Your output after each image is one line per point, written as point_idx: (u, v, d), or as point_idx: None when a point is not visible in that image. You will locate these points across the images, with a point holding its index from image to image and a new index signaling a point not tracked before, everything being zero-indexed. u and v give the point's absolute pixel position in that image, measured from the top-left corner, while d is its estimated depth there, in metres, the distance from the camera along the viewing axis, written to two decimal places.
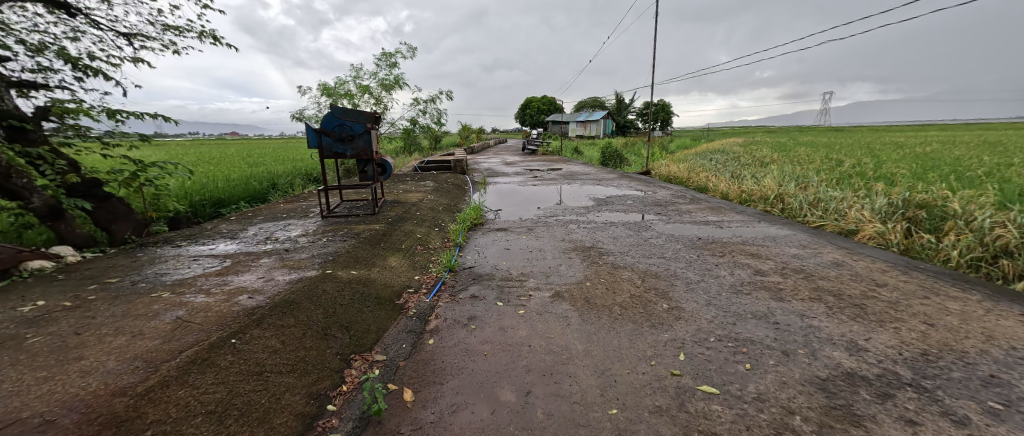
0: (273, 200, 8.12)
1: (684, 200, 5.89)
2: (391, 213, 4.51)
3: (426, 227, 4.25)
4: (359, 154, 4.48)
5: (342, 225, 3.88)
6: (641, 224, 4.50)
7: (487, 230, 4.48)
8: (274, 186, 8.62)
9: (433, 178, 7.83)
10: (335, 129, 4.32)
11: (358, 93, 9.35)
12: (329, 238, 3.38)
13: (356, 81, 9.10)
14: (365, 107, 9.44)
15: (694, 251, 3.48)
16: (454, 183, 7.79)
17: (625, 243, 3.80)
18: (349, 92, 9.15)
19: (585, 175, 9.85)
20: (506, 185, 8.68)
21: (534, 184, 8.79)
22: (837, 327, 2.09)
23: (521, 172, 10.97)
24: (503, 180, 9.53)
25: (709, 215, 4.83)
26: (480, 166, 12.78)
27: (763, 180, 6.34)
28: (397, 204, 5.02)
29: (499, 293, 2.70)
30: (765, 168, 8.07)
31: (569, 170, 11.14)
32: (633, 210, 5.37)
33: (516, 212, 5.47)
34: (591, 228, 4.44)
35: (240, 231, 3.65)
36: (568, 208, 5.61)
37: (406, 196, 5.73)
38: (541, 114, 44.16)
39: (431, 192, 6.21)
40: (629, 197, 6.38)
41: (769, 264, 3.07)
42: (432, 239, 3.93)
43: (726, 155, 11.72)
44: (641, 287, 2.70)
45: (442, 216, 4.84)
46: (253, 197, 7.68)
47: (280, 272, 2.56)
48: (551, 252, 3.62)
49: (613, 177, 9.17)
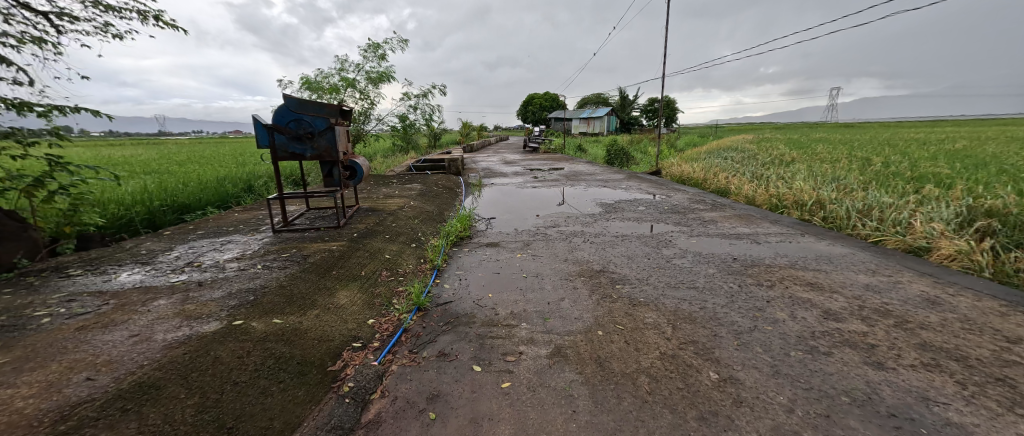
0: (246, 204, 7.42)
1: (705, 206, 5.11)
2: (360, 225, 3.78)
3: (399, 242, 3.51)
4: (322, 154, 3.76)
5: (293, 244, 3.16)
6: (659, 238, 3.74)
7: (473, 246, 3.73)
8: (248, 188, 7.92)
9: (422, 180, 7.08)
10: (290, 124, 3.59)
11: (343, 87, 8.60)
12: (265, 265, 2.65)
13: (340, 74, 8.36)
14: (350, 103, 8.69)
15: (733, 278, 2.73)
16: (445, 185, 7.04)
17: (643, 266, 3.05)
18: (333, 86, 8.41)
19: (589, 175, 9.07)
20: (503, 187, 7.92)
21: (533, 185, 8.04)
22: (995, 429, 1.33)
23: (521, 172, 10.20)
24: (500, 180, 8.78)
25: (740, 226, 4.05)
26: (476, 165, 12.02)
27: (794, 183, 5.54)
28: (371, 214, 4.28)
29: (478, 349, 1.95)
30: (790, 168, 7.25)
31: (572, 169, 10.36)
32: (647, 219, 4.62)
33: (510, 222, 4.70)
34: (599, 243, 3.69)
35: (161, 254, 2.93)
36: (571, 216, 4.84)
37: (385, 202, 5.00)
38: (543, 111, 43.28)
39: (415, 197, 5.46)
40: (640, 203, 5.61)
41: (838, 301, 2.31)
42: (404, 260, 3.19)
43: (741, 153, 10.89)
44: (674, 341, 1.95)
45: (422, 227, 4.09)
46: (222, 201, 6.99)
47: (167, 325, 1.83)
48: (550, 278, 2.87)
49: (620, 178, 8.39)
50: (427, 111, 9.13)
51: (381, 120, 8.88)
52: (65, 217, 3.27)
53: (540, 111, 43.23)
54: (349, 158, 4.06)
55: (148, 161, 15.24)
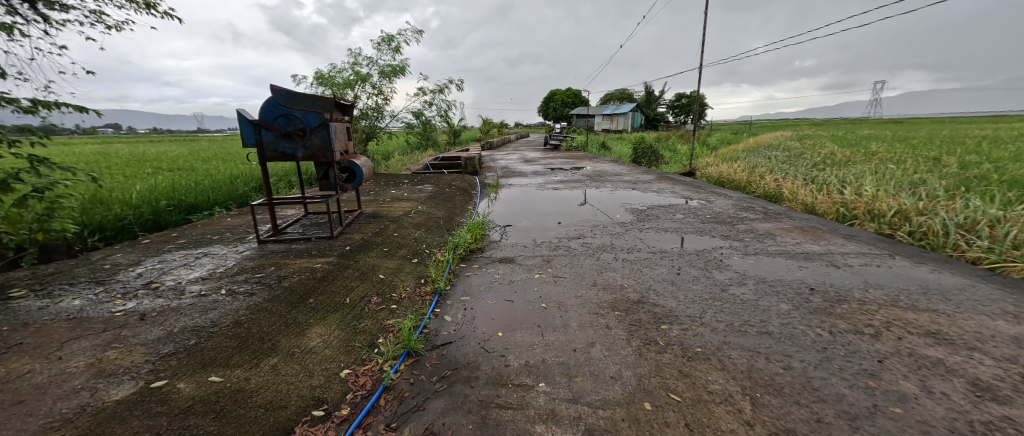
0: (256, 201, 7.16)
1: (755, 215, 4.40)
2: (357, 236, 3.31)
3: (399, 257, 3.02)
4: (315, 154, 3.30)
5: (274, 259, 2.70)
6: (706, 258, 3.12)
7: (485, 262, 3.21)
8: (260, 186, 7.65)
9: (435, 181, 6.63)
10: (278, 119, 3.15)
11: (357, 82, 8.24)
12: (230, 289, 2.19)
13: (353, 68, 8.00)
14: (363, 99, 8.32)
15: (818, 320, 2.10)
16: (459, 187, 6.56)
17: (693, 296, 2.44)
18: (345, 81, 8.06)
19: (615, 175, 8.41)
20: (522, 189, 7.38)
21: (554, 186, 7.48)
22: None
23: (541, 172, 9.62)
24: (519, 181, 8.24)
25: (805, 243, 3.36)
26: (494, 164, 11.52)
27: (860, 189, 4.76)
28: (371, 221, 3.82)
29: (480, 428, 1.41)
30: (847, 170, 6.41)
31: (595, 169, 9.72)
32: (688, 230, 3.98)
33: (529, 231, 4.15)
34: (633, 262, 3.11)
35: (123, 271, 2.53)
36: (597, 225, 4.26)
37: (391, 207, 4.54)
38: (565, 108, 42.38)
39: (425, 201, 5.00)
40: (677, 209, 4.95)
41: (985, 365, 1.66)
42: (400, 280, 2.69)
43: (784, 152, 9.94)
44: (760, 427, 1.36)
45: (428, 238, 3.59)
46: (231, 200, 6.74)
47: (66, 387, 1.37)
48: (576, 312, 2.31)
49: (649, 179, 7.71)
50: (443, 106, 8.68)
51: (395, 116, 8.49)
52: (36, 223, 2.93)
53: (562, 107, 42.34)
54: (346, 159, 3.60)
55: (175, 158, 15.48)
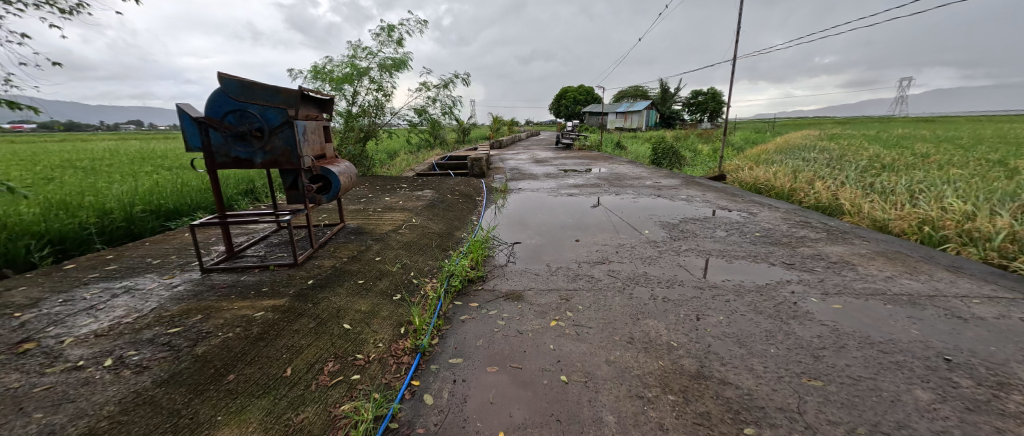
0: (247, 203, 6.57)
1: (816, 235, 3.64)
2: (329, 262, 2.65)
3: (376, 295, 2.35)
4: (278, 159, 2.65)
5: (210, 298, 2.06)
6: (775, 301, 2.39)
7: (487, 299, 2.53)
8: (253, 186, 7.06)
9: (437, 186, 5.98)
10: (229, 116, 2.50)
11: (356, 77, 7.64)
12: (121, 357, 1.54)
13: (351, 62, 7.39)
14: (362, 95, 7.72)
15: (991, 429, 1.37)
16: (463, 192, 5.90)
17: (778, 369, 1.72)
18: (343, 76, 7.46)
19: (635, 179, 7.65)
20: (534, 194, 6.69)
21: (569, 191, 6.78)
22: None
23: (554, 174, 8.92)
24: (530, 184, 7.55)
25: (901, 279, 2.61)
26: (503, 165, 10.84)
27: (942, 202, 3.95)
28: (352, 240, 3.15)
29: None
30: (909, 178, 5.56)
31: (612, 172, 8.96)
32: (737, 253, 3.25)
33: (543, 253, 3.46)
34: (679, 303, 2.39)
35: (6, 317, 1.90)
36: (624, 246, 3.55)
37: (380, 220, 3.89)
38: (577, 105, 41.46)
39: (423, 211, 4.34)
40: (716, 224, 4.21)
41: None
42: (372, 331, 2.01)
43: (822, 154, 9.06)
44: None
45: (420, 265, 2.93)
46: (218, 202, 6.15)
47: None
48: (613, 395, 1.60)
49: (675, 184, 6.94)
50: (447, 103, 8.03)
51: (397, 114, 7.87)
52: None
53: (574, 105, 41.43)
54: (320, 165, 2.95)
55: (180, 156, 15.19)
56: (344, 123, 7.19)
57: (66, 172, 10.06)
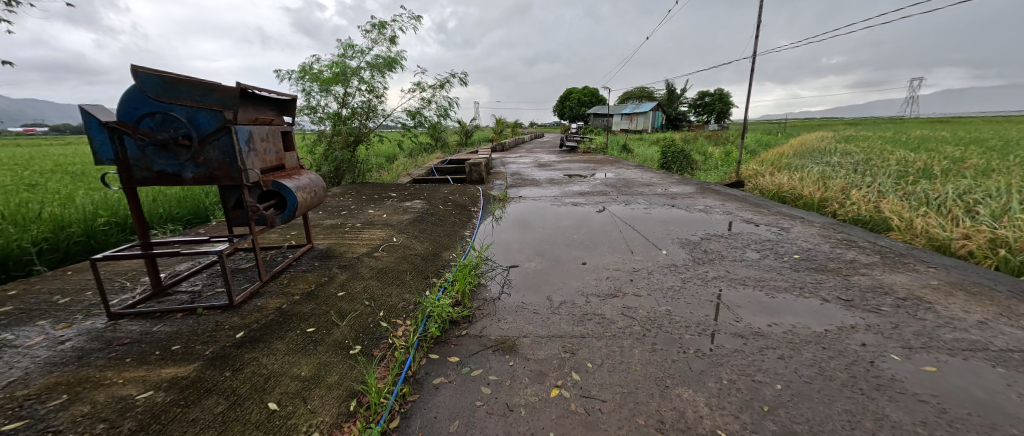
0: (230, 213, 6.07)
1: (867, 259, 3.08)
2: (276, 300, 2.13)
3: (325, 349, 1.81)
4: (213, 174, 2.14)
5: (96, 365, 1.54)
6: (843, 358, 1.84)
7: (471, 352, 1.99)
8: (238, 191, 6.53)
9: (430, 195, 5.47)
10: (147, 121, 1.99)
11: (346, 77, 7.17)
12: None
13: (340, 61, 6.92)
14: (353, 96, 7.24)
15: None
16: (458, 202, 5.38)
17: None
18: (332, 76, 6.99)
19: (645, 186, 7.09)
20: (536, 202, 6.16)
21: (574, 199, 6.25)
22: None
23: (558, 180, 8.39)
24: (532, 191, 7.03)
25: (999, 327, 2.06)
26: (504, 170, 10.32)
27: (1012, 219, 3.38)
28: (314, 267, 2.62)
29: None
30: (955, 187, 4.98)
31: (620, 177, 8.41)
32: (778, 283, 2.70)
33: (544, 280, 2.92)
34: (719, 361, 1.85)
35: None
36: (640, 272, 3.01)
37: (355, 239, 3.37)
38: (581, 107, 40.93)
39: (408, 227, 3.82)
40: (745, 242, 3.65)
41: None
42: (308, 412, 1.47)
43: (845, 159, 8.46)
44: None
45: (393, 302, 2.39)
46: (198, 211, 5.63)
47: None
48: None
49: (689, 192, 6.38)
50: (443, 105, 7.54)
51: (390, 117, 7.39)
52: None
53: (579, 107, 40.89)
54: (273, 179, 2.42)
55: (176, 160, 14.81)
56: (332, 127, 6.70)
57: (54, 176, 9.77)
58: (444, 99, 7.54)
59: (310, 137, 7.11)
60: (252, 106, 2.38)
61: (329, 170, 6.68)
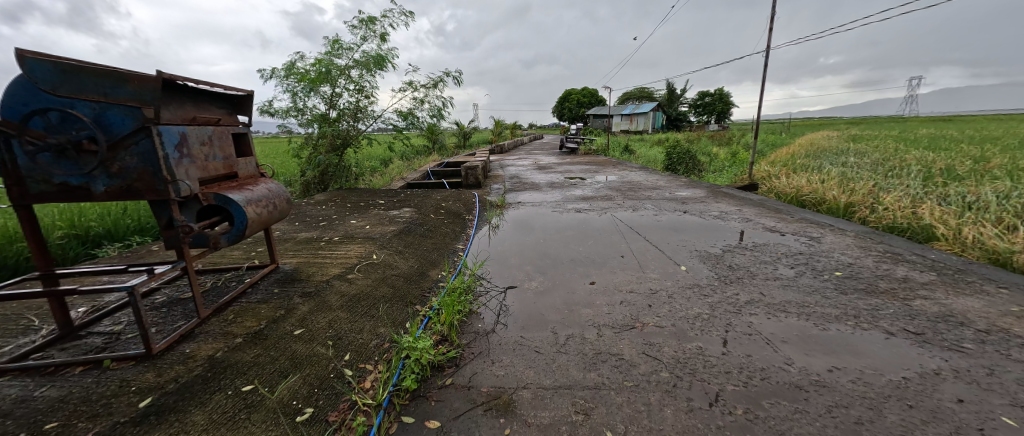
0: None
1: (923, 277, 2.65)
2: (210, 345, 1.69)
3: (261, 419, 1.38)
4: (134, 187, 1.71)
5: None
6: (941, 424, 1.41)
7: (456, 413, 1.56)
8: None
9: (420, 202, 5.03)
10: (42, 121, 1.56)
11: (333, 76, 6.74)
12: None
13: (327, 59, 6.50)
14: (341, 96, 6.82)
15: None
16: (451, 210, 4.94)
17: None
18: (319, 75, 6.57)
19: (652, 190, 6.66)
20: (536, 208, 5.72)
21: (577, 204, 5.83)
22: None
23: (559, 183, 7.96)
24: (532, 196, 6.59)
25: None
26: (503, 173, 9.89)
27: None
28: (272, 295, 2.18)
29: None
30: (996, 189, 4.54)
31: (624, 180, 7.97)
32: (825, 310, 2.27)
33: (548, 307, 2.48)
34: (779, 429, 1.42)
35: None
36: (658, 295, 2.57)
37: (329, 255, 2.93)
38: (581, 108, 40.57)
39: (392, 241, 3.38)
40: (774, 255, 3.21)
41: None
42: None
43: (862, 158, 8.04)
44: None
45: (364, 340, 1.96)
46: None
47: None
48: None
49: (700, 196, 5.95)
50: (436, 104, 7.12)
51: (380, 118, 6.95)
52: None
53: (578, 108, 40.54)
54: (216, 191, 1.98)
55: None
56: (318, 129, 6.26)
57: None
58: (437, 99, 7.11)
59: (295, 140, 6.69)
60: (180, 103, 1.91)
61: (316, 176, 6.25)
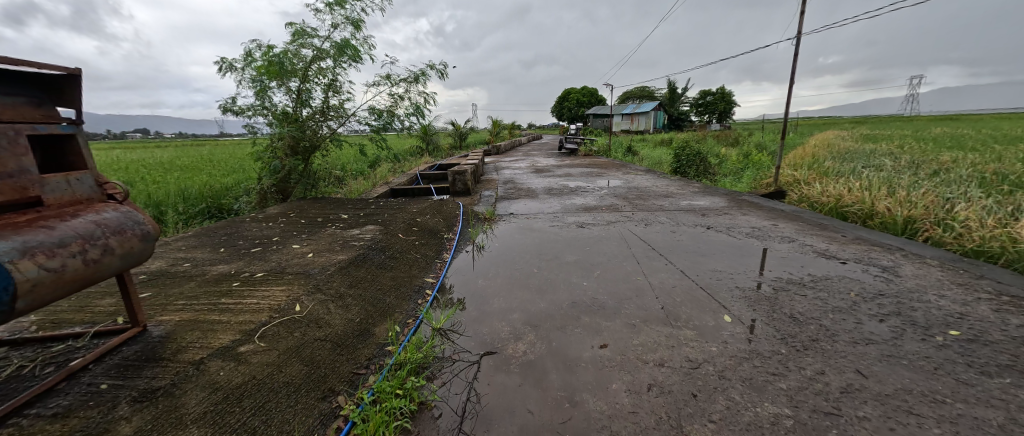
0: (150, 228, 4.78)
1: None
2: None
3: None
4: None
5: None
6: None
7: None
8: (186, 212, 5.25)
9: (391, 217, 4.19)
10: None
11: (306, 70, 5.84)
12: None
13: (295, 50, 5.70)
14: (312, 92, 5.97)
15: None
16: (427, 226, 4.09)
17: None
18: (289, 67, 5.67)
19: (664, 198, 5.82)
20: (531, 221, 4.88)
21: (578, 215, 4.99)
22: None
23: (559, 189, 7.13)
24: (528, 205, 5.77)
25: None
26: (496, 177, 9.06)
27: None
28: (86, 400, 1.34)
29: None
30: None
31: (630, 186, 7.13)
32: (977, 413, 1.45)
33: (541, 397, 1.64)
34: None
35: None
36: (704, 373, 1.74)
37: (234, 303, 2.10)
38: (580, 108, 39.74)
39: (335, 276, 2.53)
40: (850, 299, 2.37)
41: None
42: None
43: (896, 160, 7.24)
44: None
45: None
46: None
47: None
48: None
49: (721, 206, 5.11)
50: (418, 101, 6.27)
51: (353, 117, 6.10)
52: None
53: (578, 107, 39.76)
54: None
55: (146, 169, 13.58)
56: (278, 129, 5.37)
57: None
58: (419, 94, 6.27)
59: (256, 142, 5.70)
60: None
61: (277, 184, 5.37)
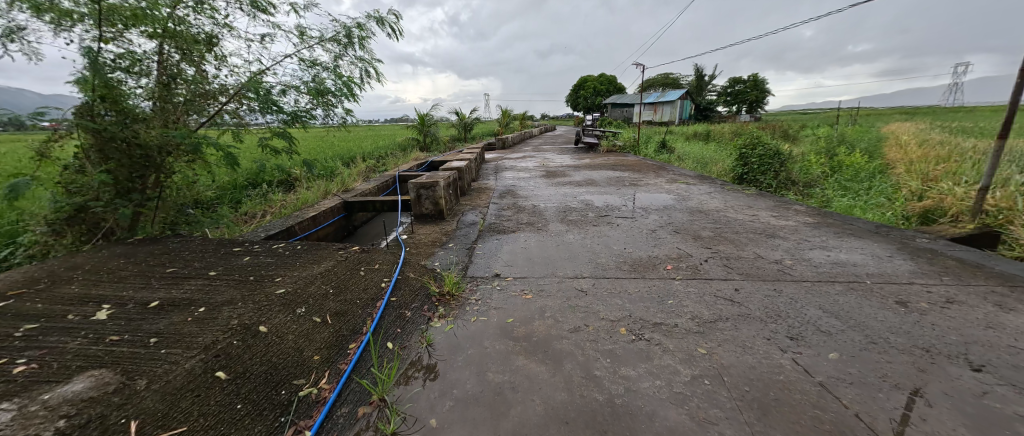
0: None
1: None
2: None
3: None
4: None
5: None
6: None
7: None
8: None
9: (197, 324, 1.78)
10: None
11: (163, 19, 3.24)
12: None
13: None
14: (175, 58, 3.38)
15: None
16: (271, 354, 1.67)
17: None
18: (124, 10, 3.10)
19: (773, 243, 3.29)
20: (532, 301, 2.42)
21: (629, 289, 2.52)
22: None
23: (583, 212, 4.63)
24: (531, 250, 3.32)
25: None
26: (492, 185, 6.56)
27: None
28: None
29: None
30: None
31: (693, 208, 4.58)
32: None
33: None
34: None
35: None
36: None
37: None
38: (598, 96, 36.58)
39: None
40: None
41: None
42: None
43: None
44: None
45: None
46: None
47: None
48: None
49: (913, 274, 2.58)
50: (351, 74, 3.84)
51: (241, 98, 3.68)
52: None
53: (595, 97, 36.69)
54: None
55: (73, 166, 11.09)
56: (76, 120, 2.84)
57: None
58: (353, 63, 3.82)
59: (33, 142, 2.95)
60: None
61: (72, 215, 2.91)
